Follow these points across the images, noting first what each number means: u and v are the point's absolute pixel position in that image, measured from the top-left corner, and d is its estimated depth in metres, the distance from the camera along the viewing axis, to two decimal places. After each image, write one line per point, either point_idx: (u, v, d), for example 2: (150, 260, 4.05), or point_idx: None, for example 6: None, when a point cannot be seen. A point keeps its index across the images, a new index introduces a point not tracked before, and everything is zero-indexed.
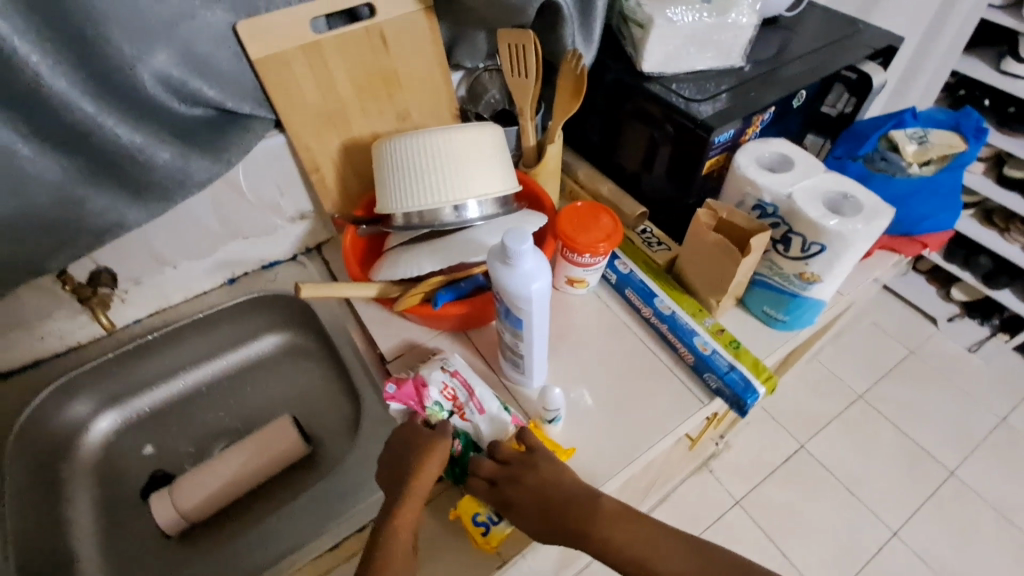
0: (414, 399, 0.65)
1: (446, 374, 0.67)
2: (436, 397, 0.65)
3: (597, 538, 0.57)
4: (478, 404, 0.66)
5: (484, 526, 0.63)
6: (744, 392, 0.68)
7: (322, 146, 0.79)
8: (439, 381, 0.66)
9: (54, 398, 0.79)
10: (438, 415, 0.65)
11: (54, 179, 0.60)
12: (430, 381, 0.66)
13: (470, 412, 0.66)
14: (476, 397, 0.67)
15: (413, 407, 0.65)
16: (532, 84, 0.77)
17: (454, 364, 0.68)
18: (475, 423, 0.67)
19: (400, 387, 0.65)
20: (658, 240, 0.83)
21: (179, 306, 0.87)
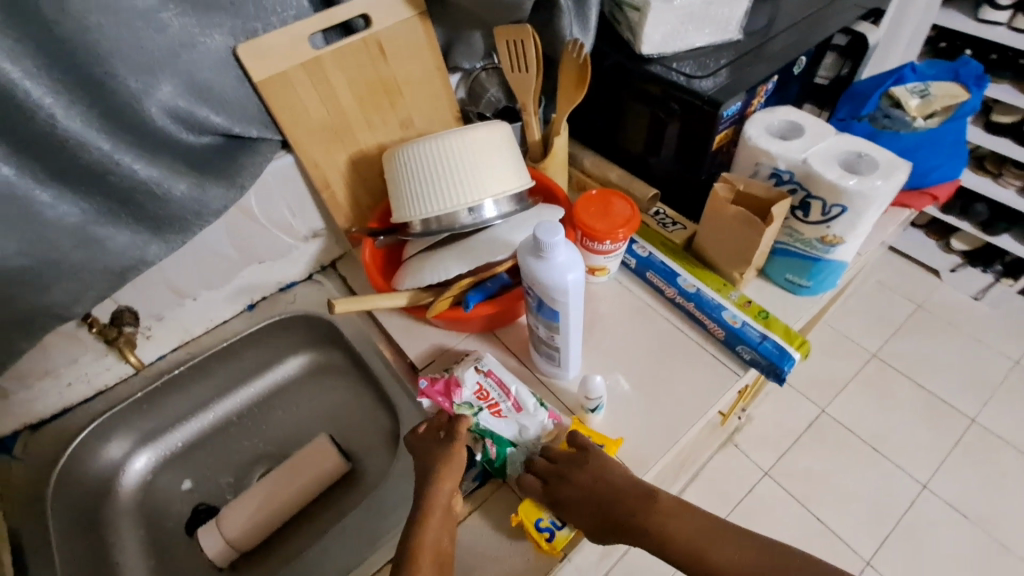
0: (444, 394, 0.66)
1: (479, 375, 0.67)
2: (469, 394, 0.66)
3: (651, 530, 0.56)
4: (514, 403, 0.66)
5: (547, 531, 0.62)
6: (780, 360, 0.69)
7: (330, 163, 0.78)
8: (473, 381, 0.66)
9: (88, 442, 0.78)
10: (469, 411, 0.65)
11: (74, 222, 0.59)
12: (464, 379, 0.66)
13: (505, 410, 0.66)
14: (511, 397, 0.67)
15: (442, 402, 0.66)
16: (534, 78, 0.77)
17: (489, 364, 0.68)
18: (511, 423, 0.66)
19: (433, 382, 0.68)
20: (672, 220, 0.84)
21: (201, 337, 0.86)
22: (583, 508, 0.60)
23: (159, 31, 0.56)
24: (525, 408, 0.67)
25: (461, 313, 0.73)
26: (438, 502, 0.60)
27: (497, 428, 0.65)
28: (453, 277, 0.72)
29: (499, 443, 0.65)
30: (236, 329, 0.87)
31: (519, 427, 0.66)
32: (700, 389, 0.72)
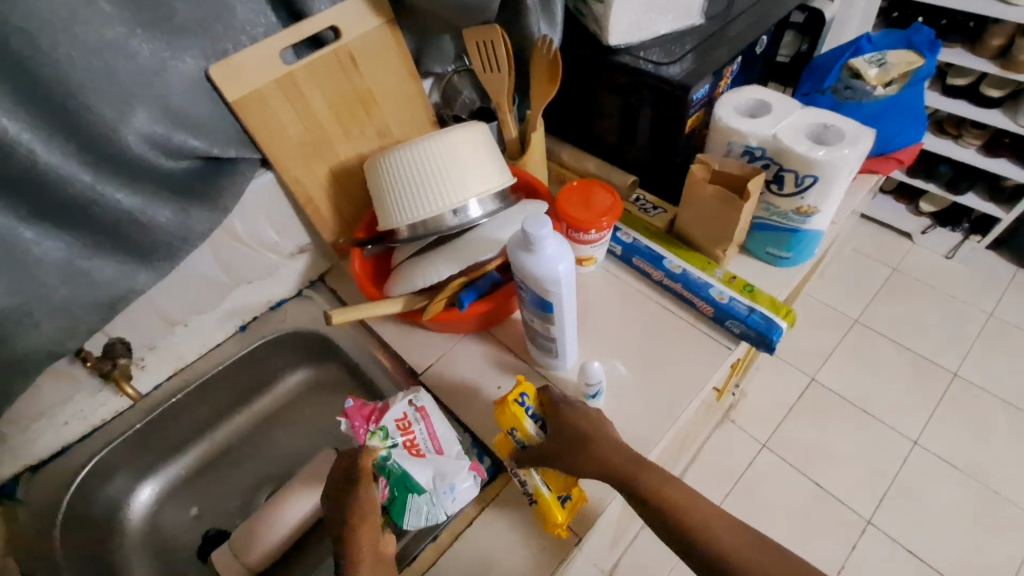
0: (360, 419, 0.66)
1: (408, 406, 0.66)
2: (386, 424, 0.65)
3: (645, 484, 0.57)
4: (435, 447, 0.65)
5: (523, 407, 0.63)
6: (768, 331, 0.71)
7: (311, 176, 0.79)
8: (399, 411, 0.66)
9: (90, 479, 0.78)
10: (380, 441, 0.64)
11: (61, 258, 0.59)
12: (392, 406, 0.66)
13: (424, 452, 0.64)
14: (435, 439, 0.65)
15: (358, 426, 0.66)
16: (506, 77, 0.79)
17: (421, 402, 0.67)
18: (426, 465, 0.64)
19: (360, 405, 0.67)
20: (653, 205, 0.86)
21: (194, 364, 0.86)
22: (587, 454, 0.59)
23: (130, 59, 0.56)
24: (444, 454, 0.65)
25: (457, 314, 0.74)
26: (364, 555, 0.57)
27: (412, 466, 0.63)
28: (451, 276, 0.72)
29: (405, 483, 0.63)
30: (229, 352, 0.86)
31: (437, 472, 0.64)
32: (693, 366, 0.74)
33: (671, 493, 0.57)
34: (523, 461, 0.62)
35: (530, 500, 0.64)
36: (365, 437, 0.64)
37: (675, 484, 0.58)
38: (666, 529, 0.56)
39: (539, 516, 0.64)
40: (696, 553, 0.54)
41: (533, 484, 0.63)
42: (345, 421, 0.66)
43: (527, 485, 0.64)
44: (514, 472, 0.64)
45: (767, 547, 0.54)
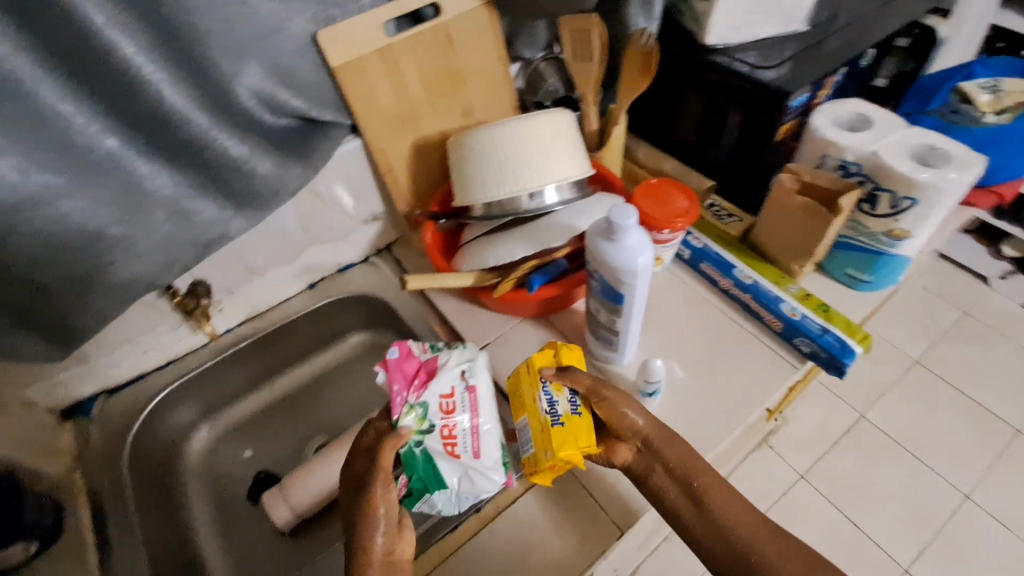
0: (401, 382, 0.60)
1: (460, 385, 0.61)
2: (428, 402, 0.59)
3: (683, 470, 0.58)
4: (474, 446, 0.59)
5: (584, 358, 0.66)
6: (842, 353, 0.68)
7: (394, 147, 0.81)
8: (447, 388, 0.60)
9: (160, 408, 0.83)
10: (415, 422, 0.58)
11: (169, 195, 0.63)
12: (440, 379, 0.61)
13: (460, 449, 0.58)
14: (476, 436, 0.59)
15: (396, 390, 0.60)
16: (597, 68, 0.79)
17: (473, 381, 0.61)
18: (458, 465, 0.58)
19: (402, 365, 0.61)
20: (728, 213, 0.85)
21: (264, 314, 0.89)
22: (620, 414, 0.60)
23: (252, 16, 0.59)
24: (480, 457, 0.59)
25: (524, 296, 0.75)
26: (372, 558, 0.55)
27: (440, 461, 0.58)
28: (523, 260, 0.73)
29: (428, 478, 0.58)
30: (297, 306, 0.90)
31: (465, 474, 0.58)
32: (755, 380, 0.72)
33: (706, 484, 0.58)
34: (575, 374, 0.61)
35: (549, 423, 0.58)
36: (401, 409, 0.59)
37: (702, 468, 0.59)
38: (687, 510, 0.57)
39: (554, 439, 0.56)
40: (715, 539, 0.56)
41: (563, 406, 0.59)
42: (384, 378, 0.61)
43: (554, 403, 0.59)
44: (545, 387, 0.61)
45: (784, 540, 0.55)
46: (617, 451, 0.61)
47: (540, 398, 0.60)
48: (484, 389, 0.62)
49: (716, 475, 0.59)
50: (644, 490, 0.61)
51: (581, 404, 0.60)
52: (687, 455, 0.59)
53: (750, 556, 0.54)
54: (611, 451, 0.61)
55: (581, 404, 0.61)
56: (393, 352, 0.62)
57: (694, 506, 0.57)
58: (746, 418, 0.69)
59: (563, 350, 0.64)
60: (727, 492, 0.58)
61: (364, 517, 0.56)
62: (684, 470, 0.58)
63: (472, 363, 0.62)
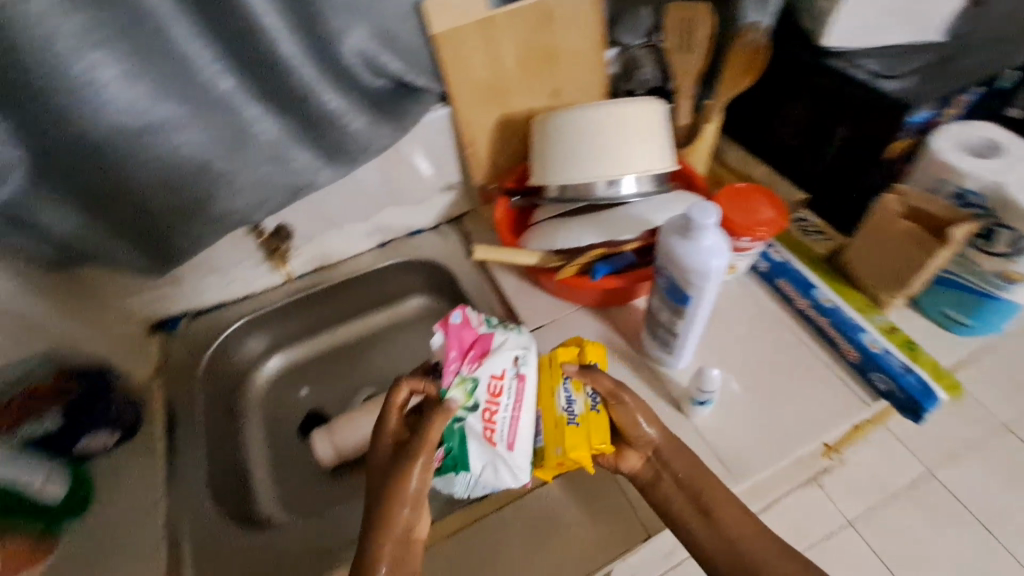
0: (457, 351, 0.59)
1: (512, 371, 0.60)
2: (479, 379, 0.58)
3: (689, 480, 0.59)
4: (509, 437, 0.58)
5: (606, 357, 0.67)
6: (923, 397, 0.63)
7: (479, 121, 0.82)
8: (499, 370, 0.59)
9: (234, 337, 0.89)
10: (462, 396, 0.57)
11: (270, 139, 0.68)
12: (495, 359, 0.59)
13: (496, 437, 0.57)
14: (514, 428, 0.58)
15: (450, 358, 0.59)
16: (697, 59, 0.76)
17: (524, 369, 0.60)
18: (490, 452, 0.57)
19: (461, 334, 0.60)
20: (816, 230, 0.80)
21: (336, 265, 0.94)
22: (634, 422, 0.61)
23: None
24: (512, 450, 0.58)
25: (581, 284, 0.74)
26: (392, 532, 0.55)
27: (473, 444, 0.57)
28: (591, 249, 0.72)
29: (457, 457, 0.58)
30: (367, 262, 0.94)
31: (492, 462, 0.58)
32: (818, 409, 0.68)
33: (713, 495, 0.59)
34: (597, 374, 0.61)
35: (564, 421, 0.59)
36: (453, 378, 0.57)
37: (709, 479, 0.60)
38: (692, 519, 0.59)
39: (567, 437, 0.58)
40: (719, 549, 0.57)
41: (580, 405, 0.60)
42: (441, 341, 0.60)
43: (572, 401, 0.61)
44: (565, 383, 0.62)
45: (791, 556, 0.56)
46: (624, 457, 0.62)
47: (558, 396, 0.61)
48: (530, 381, 0.61)
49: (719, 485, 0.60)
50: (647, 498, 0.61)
51: (598, 404, 0.61)
52: (692, 467, 0.60)
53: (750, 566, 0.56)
54: (619, 455, 0.62)
55: (599, 405, 0.61)
56: (456, 317, 0.61)
57: (700, 515, 0.58)
58: (803, 447, 0.65)
59: (586, 348, 0.66)
60: (733, 504, 0.59)
61: (391, 493, 0.55)
62: (692, 481, 0.59)
63: (527, 351, 0.61)
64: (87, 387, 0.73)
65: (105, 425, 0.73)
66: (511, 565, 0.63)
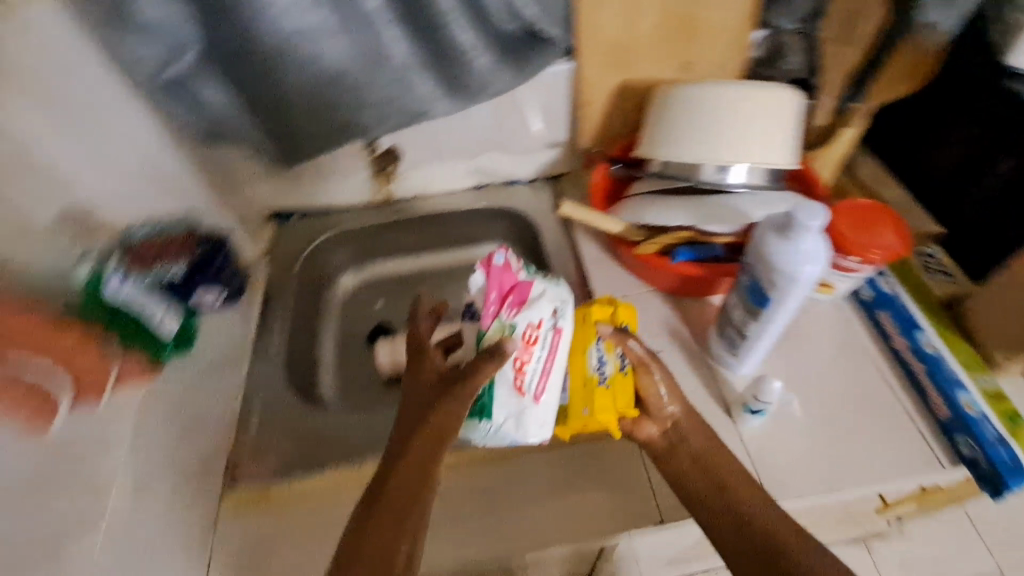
0: (497, 293, 0.57)
1: (547, 323, 0.58)
2: (517, 324, 0.55)
3: (698, 448, 0.60)
4: (537, 390, 0.56)
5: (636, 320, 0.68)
6: (1009, 473, 0.56)
7: (601, 83, 0.81)
8: (535, 320, 0.56)
9: (330, 241, 0.98)
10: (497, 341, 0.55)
11: (400, 61, 0.72)
12: (532, 308, 0.57)
13: (524, 387, 0.55)
14: (543, 382, 0.56)
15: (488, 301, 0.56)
16: (855, 57, 0.72)
17: (561, 323, 0.58)
18: (519, 404, 0.55)
19: (502, 278, 0.57)
20: (941, 268, 0.73)
21: (432, 197, 0.99)
22: (656, 392, 0.61)
23: None
24: (539, 401, 0.56)
25: (660, 264, 0.71)
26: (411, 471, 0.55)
27: (502, 393, 0.55)
28: (678, 228, 0.72)
29: (484, 404, 0.55)
30: (461, 201, 0.98)
31: (517, 415, 0.55)
32: (883, 456, 0.62)
33: (723, 468, 0.58)
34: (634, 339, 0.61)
35: (595, 381, 0.61)
36: (491, 320, 0.55)
37: (719, 453, 0.59)
38: (701, 491, 0.57)
39: (596, 398, 0.59)
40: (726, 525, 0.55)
41: (610, 366, 0.62)
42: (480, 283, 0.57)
43: (603, 361, 0.62)
44: (598, 344, 0.63)
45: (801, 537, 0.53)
46: (642, 425, 0.62)
47: (591, 356, 0.62)
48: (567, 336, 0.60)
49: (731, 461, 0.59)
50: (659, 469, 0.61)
51: (628, 367, 0.62)
52: (708, 445, 0.60)
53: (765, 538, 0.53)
54: (637, 422, 0.62)
55: (628, 367, 0.63)
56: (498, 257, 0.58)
57: (710, 486, 0.57)
58: (854, 489, 0.61)
59: (618, 309, 0.66)
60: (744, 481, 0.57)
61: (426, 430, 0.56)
62: (705, 454, 0.59)
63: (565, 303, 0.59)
64: (207, 251, 0.80)
65: (218, 287, 0.80)
66: (522, 505, 0.65)
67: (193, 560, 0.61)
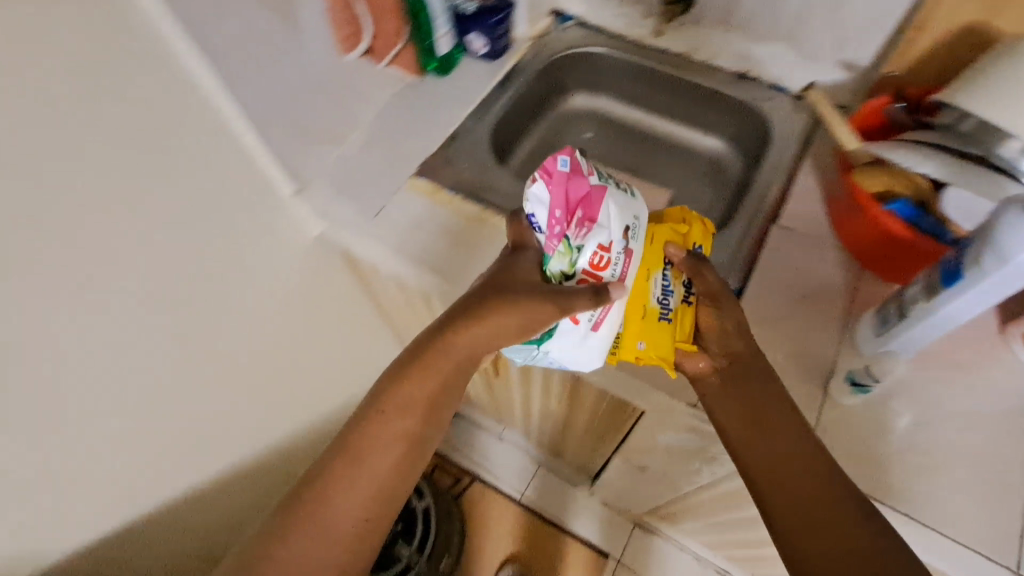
0: (561, 210, 0.57)
1: (619, 245, 0.59)
2: (583, 246, 0.58)
3: (750, 402, 0.61)
4: (598, 319, 0.59)
5: (706, 240, 0.70)
6: None
7: (954, 6, 0.69)
8: (601, 239, 0.58)
9: (586, 57, 1.01)
10: (565, 258, 0.58)
11: None
12: (600, 228, 0.58)
13: (582, 317, 0.59)
14: (605, 311, 0.59)
15: (552, 219, 0.57)
16: None
17: (633, 245, 0.59)
18: (575, 333, 0.59)
19: (563, 192, 0.57)
20: None
21: (695, 63, 0.94)
22: (721, 326, 0.64)
23: None
24: (597, 331, 0.60)
25: (866, 208, 0.65)
26: (454, 353, 0.58)
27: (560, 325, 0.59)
28: (902, 169, 0.66)
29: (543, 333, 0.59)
30: (720, 81, 0.92)
31: (569, 344, 0.60)
32: (951, 513, 0.56)
33: (774, 417, 0.60)
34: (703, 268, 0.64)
35: (657, 311, 0.63)
36: (557, 242, 0.58)
37: (774, 406, 0.60)
38: (748, 441, 0.59)
39: (656, 327, 0.62)
40: (779, 491, 0.56)
41: (674, 298, 0.64)
42: (545, 198, 0.57)
43: (669, 292, 0.64)
44: (665, 273, 0.64)
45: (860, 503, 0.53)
46: (694, 361, 0.65)
47: (659, 284, 0.63)
48: (636, 256, 0.61)
49: (788, 416, 0.59)
50: (706, 406, 0.63)
51: (691, 299, 0.66)
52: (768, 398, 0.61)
53: (829, 508, 0.53)
54: (690, 356, 0.65)
55: (692, 298, 0.66)
56: (563, 167, 0.58)
57: (758, 434, 0.59)
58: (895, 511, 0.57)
59: (691, 231, 0.67)
60: (799, 434, 0.58)
61: (479, 324, 0.57)
62: (761, 407, 0.60)
63: (638, 222, 0.60)
64: (497, 4, 0.91)
65: (488, 40, 0.92)
66: None
67: (374, 202, 0.83)
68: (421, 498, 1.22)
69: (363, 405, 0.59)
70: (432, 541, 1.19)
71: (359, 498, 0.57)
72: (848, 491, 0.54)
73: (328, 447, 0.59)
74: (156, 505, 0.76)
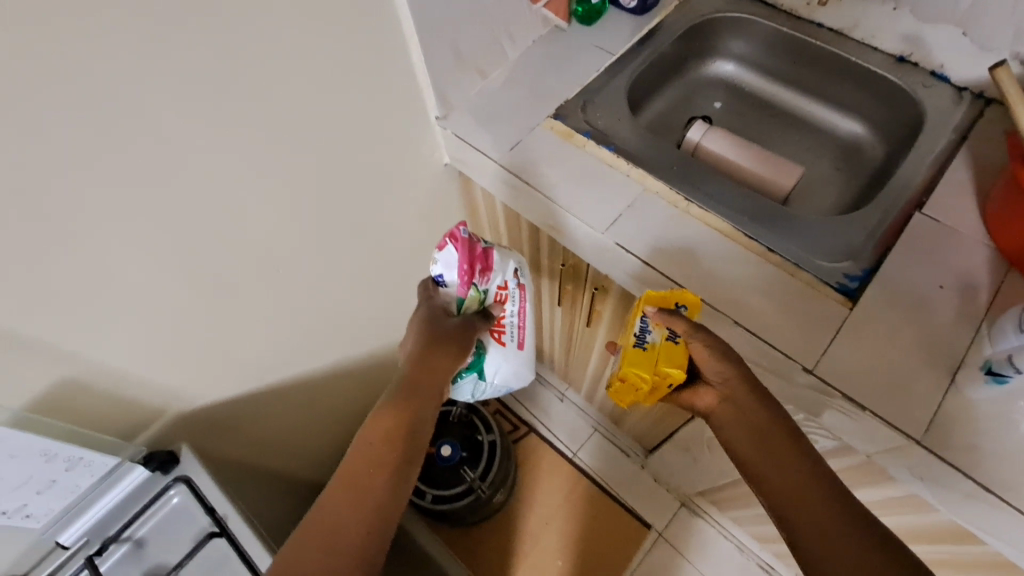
0: (468, 264, 0.76)
1: (512, 280, 0.83)
2: (488, 288, 0.80)
3: (744, 427, 0.62)
4: (516, 339, 0.89)
5: (694, 304, 0.69)
6: None
7: None
8: (500, 279, 0.81)
9: (734, 24, 0.99)
10: (477, 297, 0.79)
11: None
12: (496, 273, 0.81)
13: (505, 337, 0.88)
14: (519, 330, 0.89)
15: (463, 274, 0.76)
16: None
17: (523, 279, 0.85)
18: (503, 348, 0.88)
19: (469, 250, 0.76)
20: None
21: (850, 42, 0.91)
22: (708, 359, 0.65)
23: None
24: (517, 345, 0.90)
25: None
26: (433, 387, 0.72)
27: (490, 349, 0.88)
28: None
29: (475, 364, 0.87)
30: (877, 61, 0.88)
31: (501, 359, 0.90)
32: None
33: (772, 438, 0.60)
34: (675, 319, 0.66)
35: (634, 343, 0.68)
36: (468, 289, 0.77)
37: (767, 432, 0.61)
38: (753, 466, 0.60)
39: (630, 355, 0.67)
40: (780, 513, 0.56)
41: (653, 336, 0.68)
42: (453, 259, 0.75)
43: (647, 331, 0.69)
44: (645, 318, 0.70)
45: (853, 511, 0.53)
46: (704, 395, 0.67)
47: (636, 325, 0.70)
48: (527, 286, 0.88)
49: (781, 440, 0.60)
50: (717, 435, 0.65)
51: (678, 338, 0.68)
52: (772, 423, 0.61)
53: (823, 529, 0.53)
54: (695, 393, 0.69)
55: (680, 339, 0.68)
56: (465, 233, 0.76)
57: (758, 457, 0.60)
58: (997, 500, 0.57)
59: (673, 295, 0.69)
60: (785, 454, 0.59)
61: (433, 360, 0.73)
62: (763, 434, 0.61)
63: (520, 264, 0.86)
64: None
65: None
66: (711, 279, 0.72)
67: (507, 135, 0.86)
68: (488, 432, 1.29)
69: (351, 447, 0.66)
70: (496, 472, 1.27)
71: (357, 527, 0.59)
72: (839, 509, 0.53)
73: (326, 487, 0.62)
74: (272, 368, 0.88)
